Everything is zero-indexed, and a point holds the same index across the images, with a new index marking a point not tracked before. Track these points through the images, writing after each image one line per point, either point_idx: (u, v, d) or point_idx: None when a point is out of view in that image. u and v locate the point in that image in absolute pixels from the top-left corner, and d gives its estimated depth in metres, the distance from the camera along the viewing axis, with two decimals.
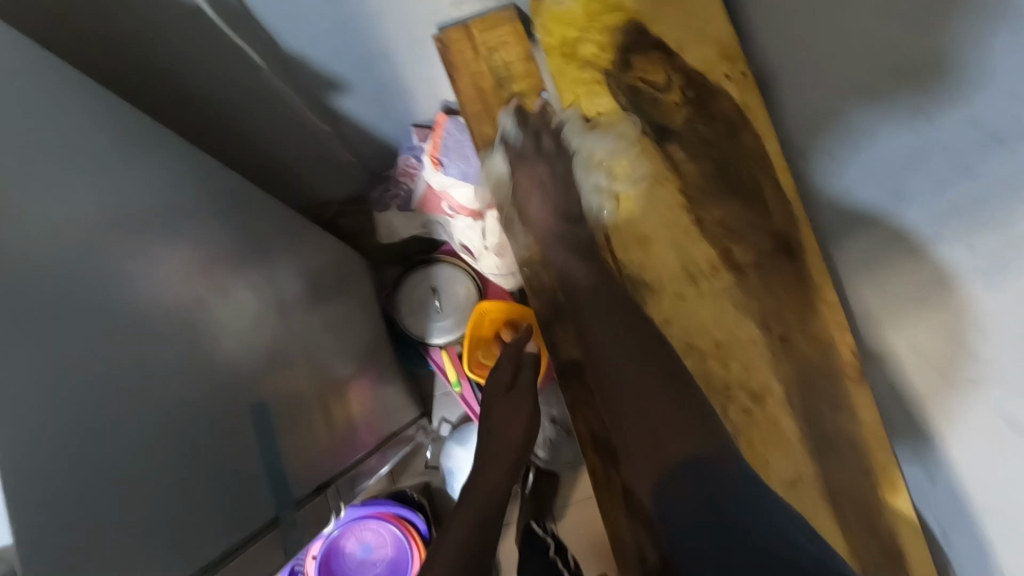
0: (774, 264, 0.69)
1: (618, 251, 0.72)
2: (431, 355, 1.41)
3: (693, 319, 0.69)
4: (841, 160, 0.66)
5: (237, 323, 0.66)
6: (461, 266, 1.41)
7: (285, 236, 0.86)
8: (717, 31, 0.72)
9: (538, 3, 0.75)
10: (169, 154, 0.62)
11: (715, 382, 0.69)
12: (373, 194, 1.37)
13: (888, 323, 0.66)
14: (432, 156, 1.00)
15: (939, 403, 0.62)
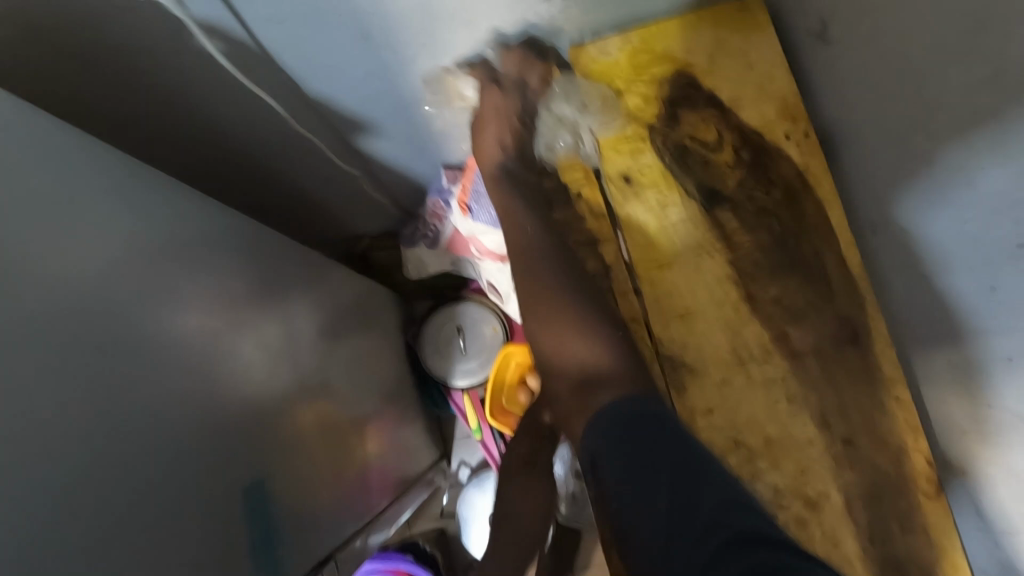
0: (839, 353, 0.60)
1: (658, 328, 0.64)
2: (453, 397, 1.35)
3: (740, 412, 0.61)
4: (928, 213, 0.55)
5: (235, 385, 0.61)
6: (490, 306, 1.35)
7: (306, 277, 0.83)
8: (779, 88, 0.65)
9: (580, 51, 0.69)
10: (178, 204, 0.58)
11: (765, 487, 0.60)
12: (404, 228, 1.32)
13: (973, 431, 0.56)
14: (461, 202, 0.95)
15: None
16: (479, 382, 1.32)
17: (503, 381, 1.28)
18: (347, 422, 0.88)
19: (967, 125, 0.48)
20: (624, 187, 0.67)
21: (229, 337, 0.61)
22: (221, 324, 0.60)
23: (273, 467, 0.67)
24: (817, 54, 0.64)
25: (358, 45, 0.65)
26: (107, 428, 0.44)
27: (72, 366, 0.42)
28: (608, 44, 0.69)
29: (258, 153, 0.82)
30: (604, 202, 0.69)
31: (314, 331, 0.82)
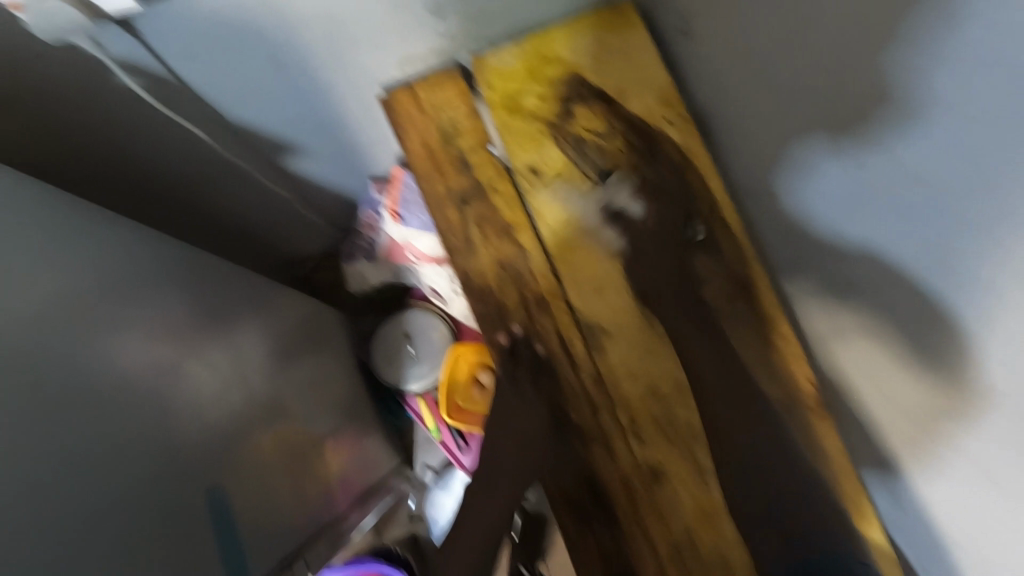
0: (733, 307, 0.70)
1: (578, 299, 0.74)
2: (408, 403, 1.39)
3: (652, 365, 0.72)
4: (789, 191, 0.68)
5: (185, 402, 0.65)
6: (434, 310, 1.41)
7: (258, 299, 0.86)
8: (656, 78, 0.74)
9: (481, 62, 0.77)
10: (99, 240, 0.62)
11: (681, 426, 0.71)
12: (343, 245, 1.35)
13: (833, 339, 0.67)
14: (392, 210, 1.01)
15: (902, 437, 0.63)
16: (432, 384, 1.36)
17: (455, 379, 1.33)
18: (310, 441, 0.90)
19: (839, 117, 0.57)
20: (534, 180, 0.76)
21: (170, 362, 0.65)
22: (166, 345, 0.65)
23: (233, 481, 0.70)
24: (682, 46, 0.74)
25: (268, 74, 0.71)
26: (56, 452, 0.49)
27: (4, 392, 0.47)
28: (504, 52, 0.76)
29: (185, 186, 0.86)
30: (516, 195, 0.78)
31: (270, 350, 0.85)
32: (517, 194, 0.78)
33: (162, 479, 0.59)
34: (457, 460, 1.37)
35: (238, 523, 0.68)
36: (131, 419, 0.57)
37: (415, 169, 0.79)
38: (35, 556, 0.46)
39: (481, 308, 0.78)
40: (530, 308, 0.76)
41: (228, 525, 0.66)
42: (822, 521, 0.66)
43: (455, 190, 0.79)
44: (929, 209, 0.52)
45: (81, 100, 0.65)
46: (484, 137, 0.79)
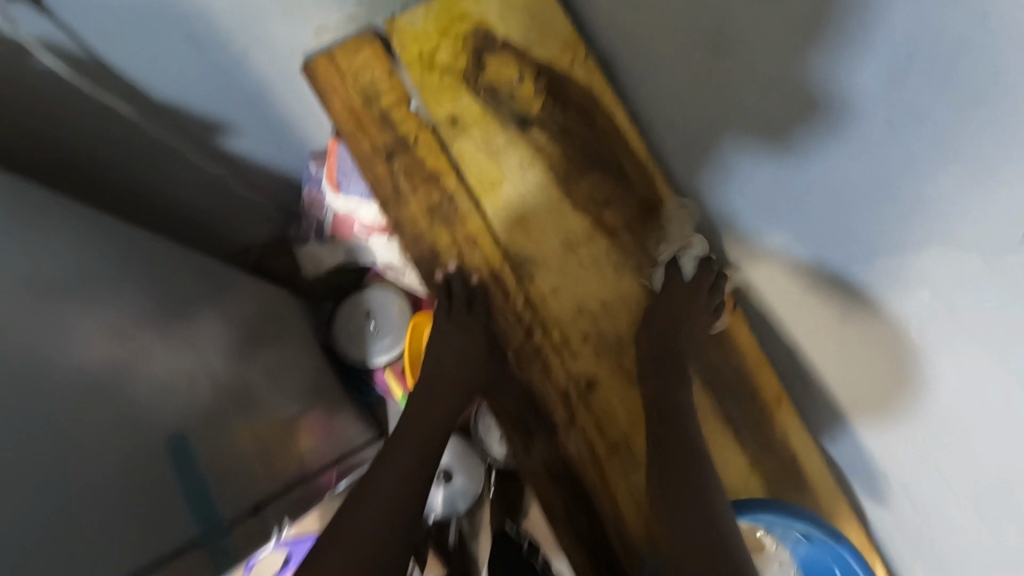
0: (637, 221, 0.93)
1: (505, 232, 0.93)
2: (376, 378, 1.43)
3: (579, 286, 0.93)
4: (714, 192, 0.90)
5: (151, 372, 0.76)
6: (390, 286, 1.44)
7: (212, 295, 0.99)
8: (557, 26, 0.89)
9: (391, 21, 0.88)
10: (58, 236, 0.70)
11: (606, 331, 0.93)
12: (292, 230, 1.37)
13: (745, 263, 0.95)
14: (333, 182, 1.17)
15: (811, 336, 0.92)
16: (397, 355, 1.40)
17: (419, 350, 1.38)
18: (265, 422, 1.00)
19: (777, 131, 0.74)
20: (455, 130, 0.91)
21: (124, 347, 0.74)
22: (132, 327, 0.76)
23: (201, 439, 0.82)
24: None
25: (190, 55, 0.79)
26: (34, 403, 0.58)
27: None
28: (413, 15, 0.88)
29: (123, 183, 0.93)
30: (438, 143, 0.92)
31: (225, 340, 0.97)
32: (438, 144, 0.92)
33: (127, 434, 0.68)
34: None
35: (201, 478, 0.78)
36: (99, 381, 0.67)
37: (339, 128, 0.90)
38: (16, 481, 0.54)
39: (415, 249, 0.94)
40: (459, 243, 0.94)
41: (193, 472, 0.78)
42: (730, 377, 0.98)
43: (379, 144, 0.92)
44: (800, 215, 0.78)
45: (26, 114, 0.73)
46: (402, 92, 0.91)
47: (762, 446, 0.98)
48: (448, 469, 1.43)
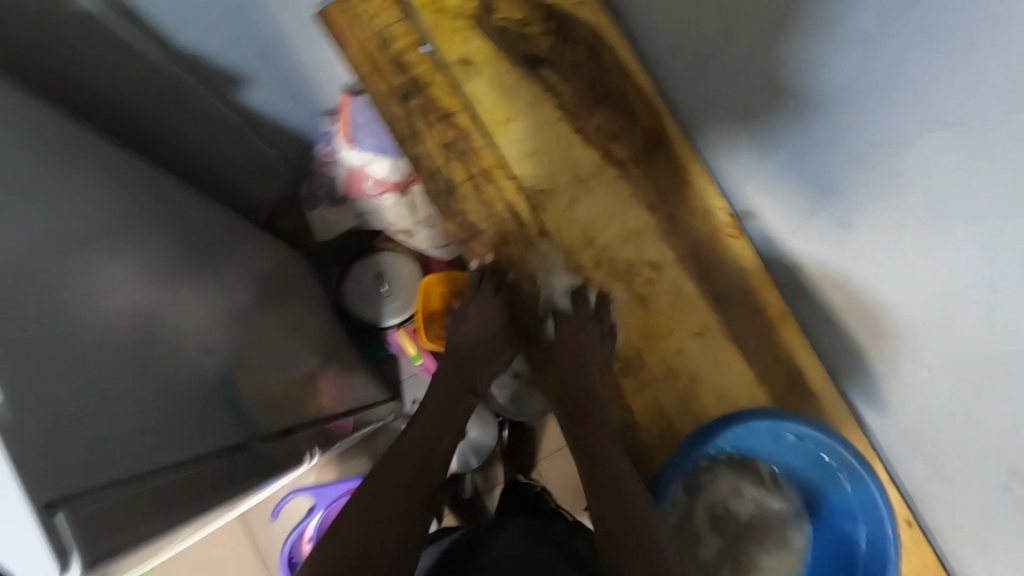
0: (651, 158, 1.05)
1: (518, 168, 1.06)
2: (388, 337, 1.43)
3: (592, 214, 1.07)
4: (737, 140, 1.00)
5: (186, 313, 0.83)
6: (400, 248, 1.43)
7: (230, 244, 1.06)
8: None
9: None
10: (76, 180, 0.74)
11: (621, 263, 1.07)
12: (301, 189, 1.33)
13: (747, 196, 1.06)
14: (345, 135, 1.19)
15: (806, 255, 1.01)
16: (409, 316, 1.40)
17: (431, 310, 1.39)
18: (295, 376, 1.06)
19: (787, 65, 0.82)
20: (467, 68, 1.04)
21: (167, 297, 0.80)
22: (164, 269, 0.82)
23: (241, 381, 0.88)
24: None
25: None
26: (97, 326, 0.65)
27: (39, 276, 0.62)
28: None
29: (145, 122, 1.01)
30: (449, 83, 1.05)
31: (248, 289, 1.04)
32: (452, 84, 1.05)
33: (164, 360, 0.74)
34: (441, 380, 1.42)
35: (248, 413, 0.85)
36: (138, 321, 0.73)
37: (360, 72, 1.03)
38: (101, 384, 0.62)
39: (431, 184, 1.05)
40: (475, 179, 1.06)
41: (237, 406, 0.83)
42: (737, 301, 1.05)
43: (395, 88, 1.04)
44: (813, 154, 0.88)
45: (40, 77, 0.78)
46: (415, 37, 1.04)
47: (765, 360, 1.03)
48: None
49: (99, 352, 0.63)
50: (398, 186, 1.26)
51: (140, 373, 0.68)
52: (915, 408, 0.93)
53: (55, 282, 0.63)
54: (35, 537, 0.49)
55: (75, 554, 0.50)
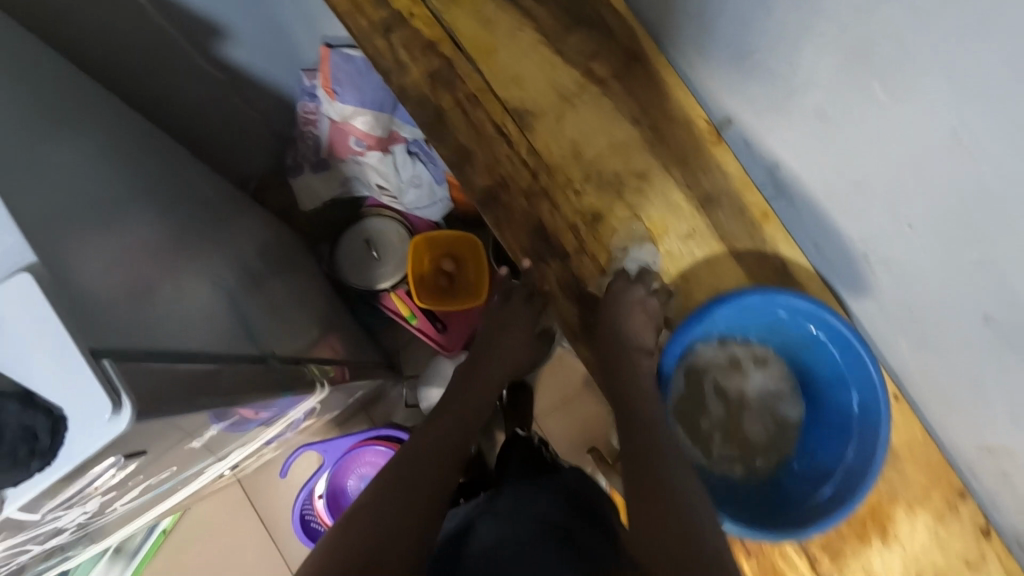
0: (630, 73, 0.74)
1: (504, 97, 0.73)
2: (381, 303, 1.34)
3: (580, 126, 0.73)
4: (708, 14, 0.65)
5: (271, 313, 0.73)
6: (386, 213, 1.34)
7: (215, 215, 0.90)
8: None
9: None
10: (122, 166, 0.61)
11: (558, 179, 0.72)
12: (285, 158, 1.20)
13: (722, 96, 0.72)
14: (325, 88, 0.98)
15: (817, 196, 0.68)
16: (401, 278, 1.32)
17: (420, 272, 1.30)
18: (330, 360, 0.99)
19: None
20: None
21: (274, 316, 0.74)
22: (229, 260, 0.71)
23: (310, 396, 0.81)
24: None
25: None
26: (208, 321, 0.55)
27: (149, 279, 0.50)
28: None
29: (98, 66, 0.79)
30: (431, 16, 0.74)
31: (256, 264, 0.94)
32: (435, 16, 0.74)
33: (290, 375, 0.66)
34: (437, 341, 1.34)
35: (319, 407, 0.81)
36: (244, 325, 0.62)
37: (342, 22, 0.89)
38: (246, 389, 0.53)
39: (467, 136, 0.72)
40: (463, 106, 0.73)
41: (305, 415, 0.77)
42: None
43: None
44: (818, 46, 0.56)
45: (58, 65, 0.66)
46: None
47: None
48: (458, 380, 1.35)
49: (221, 353, 0.53)
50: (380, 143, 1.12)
51: (269, 381, 0.59)
52: (939, 391, 0.67)
53: (163, 285, 0.52)
54: (100, 404, 0.33)
55: (127, 395, 0.33)
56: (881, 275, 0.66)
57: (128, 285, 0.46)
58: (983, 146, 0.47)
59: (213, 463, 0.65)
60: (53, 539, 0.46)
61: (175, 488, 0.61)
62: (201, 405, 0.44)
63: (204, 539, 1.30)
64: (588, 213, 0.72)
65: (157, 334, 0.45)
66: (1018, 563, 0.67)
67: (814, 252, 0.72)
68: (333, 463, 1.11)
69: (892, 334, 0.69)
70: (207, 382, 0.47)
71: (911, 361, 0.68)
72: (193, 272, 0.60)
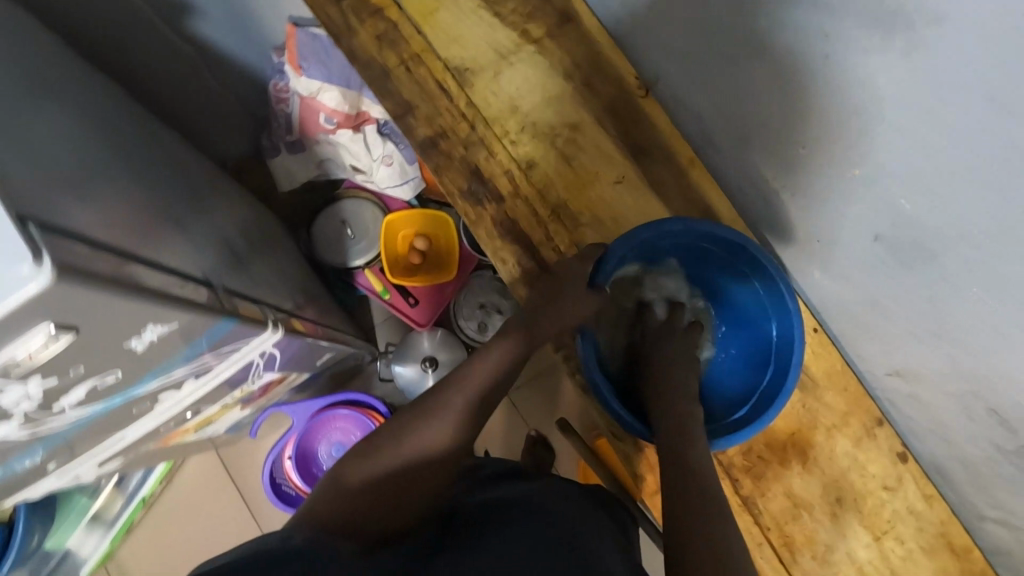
0: (564, 33, 0.79)
1: (445, 56, 0.78)
2: (357, 280, 1.39)
3: (517, 82, 0.78)
4: None
5: (223, 259, 0.78)
6: (363, 193, 1.38)
7: (189, 178, 0.96)
8: None
9: None
10: (76, 117, 0.67)
11: (495, 130, 0.77)
12: (261, 139, 1.24)
13: (644, 52, 0.76)
14: (291, 63, 1.05)
15: (733, 139, 0.72)
16: (375, 256, 1.38)
17: (394, 252, 1.37)
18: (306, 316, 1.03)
19: None
20: None
21: (227, 262, 0.78)
22: (180, 211, 0.76)
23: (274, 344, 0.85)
24: None
25: None
26: (152, 240, 0.59)
27: (91, 194, 0.55)
28: None
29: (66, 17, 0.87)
30: None
31: (228, 228, 0.99)
32: None
33: (241, 306, 0.70)
34: (410, 316, 1.39)
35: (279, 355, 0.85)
36: (191, 256, 0.66)
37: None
38: (186, 298, 0.58)
39: (410, 90, 0.77)
40: (407, 65, 0.78)
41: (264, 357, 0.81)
42: None
43: None
44: None
45: (26, 27, 0.72)
46: None
47: None
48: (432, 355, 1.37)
49: (161, 264, 0.58)
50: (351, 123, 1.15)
51: (214, 300, 0.64)
52: (850, 320, 0.70)
53: (107, 204, 0.57)
54: (18, 252, 0.39)
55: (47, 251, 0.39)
56: (794, 208, 0.69)
57: (71, 189, 0.52)
58: (856, 60, 0.52)
59: (166, 391, 0.68)
60: (3, 428, 0.51)
61: (130, 409, 0.66)
62: (132, 295, 0.49)
63: (185, 508, 1.34)
64: (522, 160, 0.76)
65: (106, 233, 0.50)
66: (933, 487, 0.71)
67: (736, 194, 0.77)
68: (306, 428, 1.16)
69: (809, 268, 0.73)
70: (151, 284, 0.53)
71: (826, 292, 0.72)
72: (141, 208, 0.64)
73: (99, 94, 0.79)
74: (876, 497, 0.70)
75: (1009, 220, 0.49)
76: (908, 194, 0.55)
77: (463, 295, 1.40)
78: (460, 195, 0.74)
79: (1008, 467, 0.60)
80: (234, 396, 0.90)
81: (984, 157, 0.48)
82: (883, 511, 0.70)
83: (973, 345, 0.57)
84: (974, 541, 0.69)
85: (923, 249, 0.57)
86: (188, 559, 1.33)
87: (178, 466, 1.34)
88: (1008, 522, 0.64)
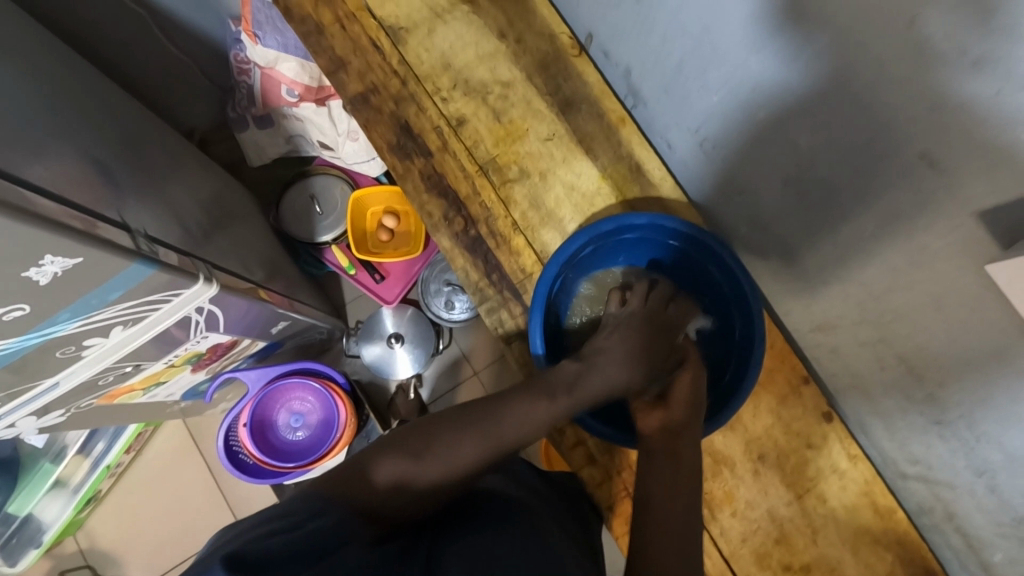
0: None
1: (380, 14, 0.78)
2: (324, 257, 1.32)
3: (450, 40, 0.78)
4: None
5: (160, 210, 0.79)
6: (334, 170, 1.32)
7: (157, 134, 0.97)
8: None
9: None
10: (11, 61, 0.68)
11: (427, 87, 0.77)
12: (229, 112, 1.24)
13: (575, 8, 0.76)
14: (247, 31, 1.07)
15: (660, 94, 0.71)
16: (342, 232, 1.31)
17: (364, 230, 1.31)
18: (267, 277, 1.03)
19: None
20: None
21: (163, 213, 0.79)
22: (119, 161, 0.77)
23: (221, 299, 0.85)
24: None
25: None
26: (66, 179, 0.61)
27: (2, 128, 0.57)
28: None
29: None
30: None
31: (196, 184, 1.00)
32: None
33: (169, 254, 0.71)
34: (380, 295, 1.33)
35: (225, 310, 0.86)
36: (113, 202, 0.68)
37: None
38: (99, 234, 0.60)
39: (344, 45, 0.78)
40: (341, 23, 0.79)
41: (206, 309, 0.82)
42: None
43: None
44: None
45: None
46: None
47: None
48: (399, 333, 1.35)
49: (72, 201, 0.60)
50: (316, 95, 1.14)
51: (132, 242, 0.65)
52: (778, 274, 0.70)
53: (20, 140, 0.59)
54: None
55: None
56: (718, 160, 0.69)
57: None
58: None
59: (92, 335, 0.69)
60: None
61: (53, 352, 0.67)
62: (22, 217, 0.51)
63: (155, 479, 1.31)
64: (452, 117, 0.76)
65: None
66: (858, 446, 0.69)
67: (667, 151, 0.77)
68: (263, 394, 1.17)
69: (737, 223, 0.73)
70: (54, 215, 0.55)
71: (757, 246, 0.71)
72: (66, 151, 0.66)
73: (45, 47, 0.82)
74: (799, 455, 0.69)
75: (895, 157, 0.48)
76: (807, 131, 0.55)
77: (432, 273, 1.34)
78: (389, 149, 0.76)
79: (919, 417, 0.59)
80: (178, 356, 0.89)
81: (856, 85, 0.48)
82: (806, 469, 0.69)
83: (873, 287, 0.57)
84: (898, 501, 0.68)
85: (825, 188, 0.56)
86: (154, 531, 1.30)
87: (149, 436, 1.32)
88: (925, 478, 0.63)
